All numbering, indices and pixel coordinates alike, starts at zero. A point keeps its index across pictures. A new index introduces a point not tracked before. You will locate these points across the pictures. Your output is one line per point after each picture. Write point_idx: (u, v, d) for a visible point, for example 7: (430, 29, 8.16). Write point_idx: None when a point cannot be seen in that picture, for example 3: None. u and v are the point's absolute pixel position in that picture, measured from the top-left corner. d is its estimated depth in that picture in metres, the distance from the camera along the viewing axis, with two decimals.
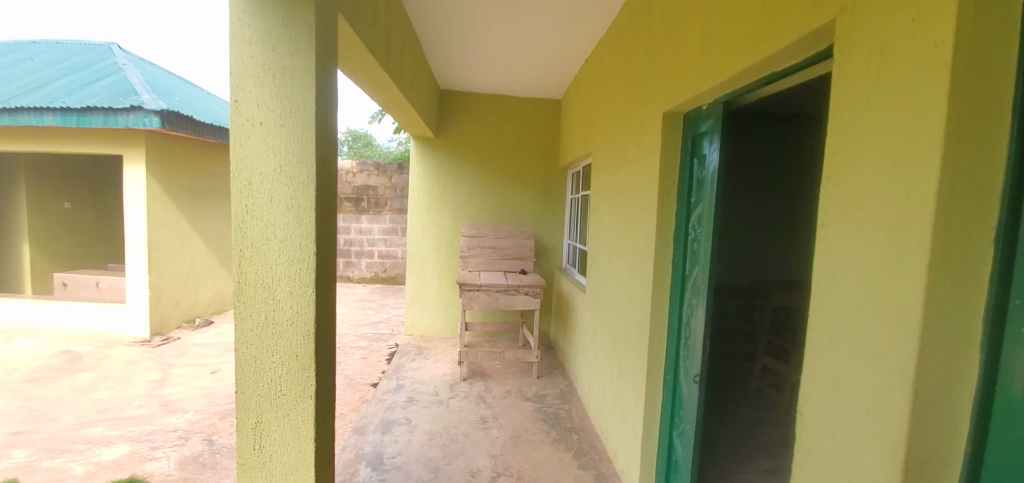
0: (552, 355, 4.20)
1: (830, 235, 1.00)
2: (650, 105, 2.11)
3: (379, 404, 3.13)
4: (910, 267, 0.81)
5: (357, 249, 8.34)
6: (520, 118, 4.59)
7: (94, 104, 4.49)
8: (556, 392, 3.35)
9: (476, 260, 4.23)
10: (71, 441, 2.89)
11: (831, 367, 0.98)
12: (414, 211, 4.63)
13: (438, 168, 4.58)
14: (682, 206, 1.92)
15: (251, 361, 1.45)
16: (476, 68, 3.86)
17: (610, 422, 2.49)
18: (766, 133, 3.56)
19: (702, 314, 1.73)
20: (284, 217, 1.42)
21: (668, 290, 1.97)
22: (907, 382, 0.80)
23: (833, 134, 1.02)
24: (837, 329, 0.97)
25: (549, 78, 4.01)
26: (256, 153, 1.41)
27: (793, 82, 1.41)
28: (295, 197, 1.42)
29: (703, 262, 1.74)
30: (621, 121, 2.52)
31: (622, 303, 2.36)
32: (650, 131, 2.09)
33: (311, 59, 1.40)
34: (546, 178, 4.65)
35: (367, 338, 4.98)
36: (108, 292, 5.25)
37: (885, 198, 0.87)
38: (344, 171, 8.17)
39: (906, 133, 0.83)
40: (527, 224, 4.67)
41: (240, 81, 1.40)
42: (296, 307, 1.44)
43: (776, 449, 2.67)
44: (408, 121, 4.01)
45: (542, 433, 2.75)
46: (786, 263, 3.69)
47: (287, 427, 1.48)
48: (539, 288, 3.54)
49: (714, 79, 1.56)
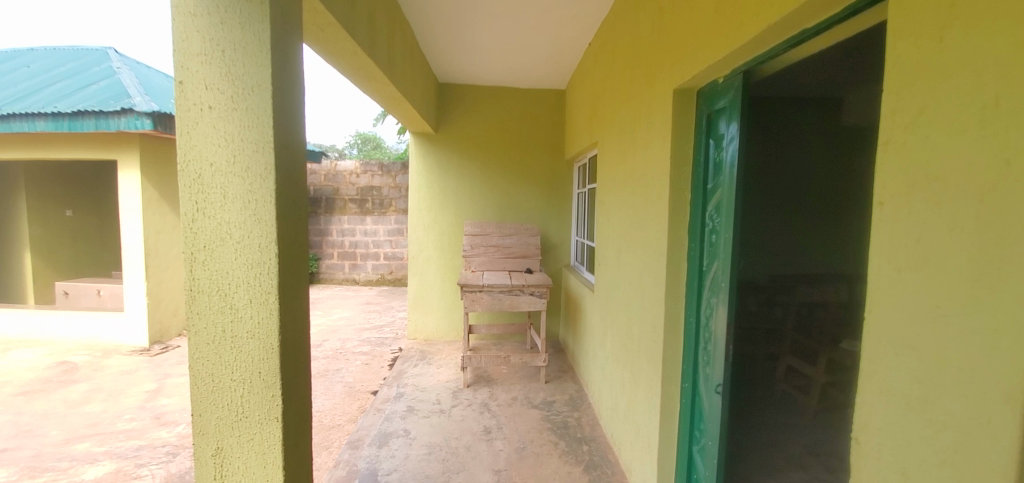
0: (560, 358, 4.00)
1: (892, 215, 0.79)
2: (658, 83, 1.90)
3: (376, 414, 2.95)
4: (1013, 254, 0.60)
5: (363, 251, 8.21)
6: (524, 111, 4.40)
7: (85, 108, 4.38)
8: (564, 398, 3.16)
9: (478, 260, 4.01)
10: (56, 458, 2.76)
11: (897, 386, 0.77)
12: (415, 210, 4.44)
13: (439, 165, 4.40)
14: (698, 192, 1.70)
15: (209, 378, 1.27)
16: (474, 56, 3.67)
17: (623, 432, 2.29)
18: (793, 117, 3.33)
19: (723, 315, 1.52)
20: (240, 214, 1.24)
21: (683, 288, 1.77)
22: (1015, 411, 0.59)
23: (888, 91, 0.81)
24: (904, 335, 0.76)
25: (550, 67, 3.82)
26: (205, 141, 1.23)
27: (827, 41, 1.20)
28: (253, 190, 1.24)
29: (724, 256, 1.53)
30: (627, 104, 2.31)
31: (633, 303, 2.15)
32: (659, 112, 1.88)
33: (266, 31, 1.21)
34: (551, 172, 4.44)
35: (370, 342, 4.82)
36: (108, 300, 5.17)
37: (971, 165, 0.66)
38: (348, 172, 8.06)
39: (1000, 76, 0.62)
40: (533, 221, 4.46)
41: (185, 60, 1.23)
42: (257, 318, 1.26)
43: (806, 458, 2.45)
44: (404, 115, 3.83)
45: (550, 444, 2.56)
46: (816, 256, 3.45)
47: (251, 453, 1.30)
48: (545, 288, 3.34)
49: (732, 43, 1.35)
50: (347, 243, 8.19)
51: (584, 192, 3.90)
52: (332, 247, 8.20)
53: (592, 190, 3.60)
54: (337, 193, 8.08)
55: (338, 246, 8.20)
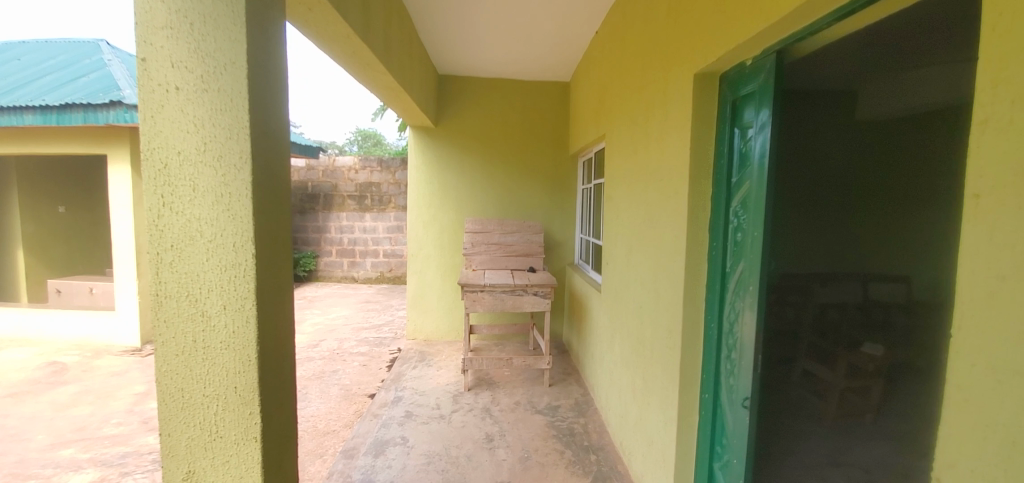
0: (565, 359, 3.86)
1: (992, 210, 0.65)
2: (676, 68, 1.75)
3: (373, 420, 2.81)
4: None
5: (362, 249, 8.07)
6: (526, 104, 4.25)
7: (73, 101, 4.23)
8: (570, 403, 3.02)
9: (479, 258, 3.87)
10: (39, 465, 2.63)
11: (997, 420, 0.63)
12: (414, 206, 4.30)
13: (439, 159, 4.25)
14: (720, 186, 1.56)
15: (179, 394, 1.13)
16: (475, 46, 3.52)
17: (634, 442, 2.15)
18: (814, 112, 3.15)
19: (751, 322, 1.38)
20: (212, 209, 1.10)
21: (704, 291, 1.63)
22: None
23: (985, 58, 0.66)
24: (1010, 357, 0.62)
25: (554, 56, 3.66)
26: (172, 127, 1.09)
27: (880, 13, 1.04)
28: (226, 183, 1.09)
29: (752, 258, 1.38)
30: (640, 92, 2.16)
31: (646, 305, 2.02)
32: (676, 100, 1.74)
33: (239, 2, 1.06)
34: (554, 167, 4.29)
35: (368, 342, 4.68)
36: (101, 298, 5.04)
37: None
38: (346, 167, 7.92)
39: None
40: (536, 217, 4.32)
41: (148, 34, 1.08)
42: (232, 327, 1.12)
43: (827, 469, 2.31)
44: (402, 107, 3.68)
45: (556, 453, 2.42)
46: (844, 256, 3.33)
47: (228, 477, 1.16)
48: (549, 287, 3.19)
49: (763, 21, 1.20)
50: (346, 240, 8.05)
51: (589, 188, 3.75)
52: (331, 244, 8.07)
53: (598, 186, 3.45)
54: (335, 190, 7.95)
55: (337, 243, 8.07)
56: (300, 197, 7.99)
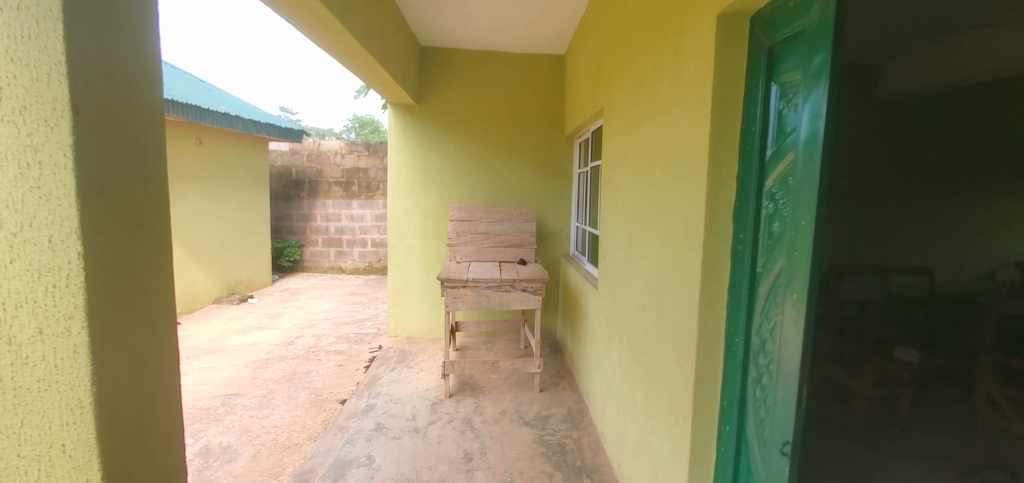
0: (558, 360, 3.52)
1: None
2: (692, 14, 1.39)
3: (337, 434, 2.48)
4: None
5: (350, 238, 7.71)
6: (518, 79, 3.87)
7: None
8: (562, 413, 2.69)
9: (465, 249, 3.50)
10: None
11: None
12: (395, 192, 3.93)
13: (422, 140, 3.88)
14: (750, 164, 1.21)
15: None
16: (458, 11, 3.13)
17: (634, 470, 1.82)
18: None
19: (796, 345, 1.03)
20: (18, 187, 0.74)
21: (726, 296, 1.28)
22: None
23: None
24: None
25: (546, 24, 3.27)
26: None
27: None
28: (33, 149, 0.74)
29: (796, 258, 1.03)
30: (645, 54, 1.80)
31: (651, 310, 1.66)
32: (692, 53, 1.38)
33: None
34: (549, 150, 3.92)
35: (347, 340, 4.35)
36: None
37: None
38: (332, 152, 7.54)
39: None
40: (527, 205, 3.96)
41: None
42: (55, 358, 0.77)
43: None
44: (377, 80, 3.30)
45: (544, 477, 2.09)
46: None
47: None
48: (540, 283, 2.84)
49: None
50: (333, 229, 7.69)
51: (586, 171, 3.38)
52: (317, 233, 7.71)
53: (595, 168, 3.08)
54: (321, 175, 7.58)
55: (323, 232, 7.70)
56: (284, 183, 7.64)
